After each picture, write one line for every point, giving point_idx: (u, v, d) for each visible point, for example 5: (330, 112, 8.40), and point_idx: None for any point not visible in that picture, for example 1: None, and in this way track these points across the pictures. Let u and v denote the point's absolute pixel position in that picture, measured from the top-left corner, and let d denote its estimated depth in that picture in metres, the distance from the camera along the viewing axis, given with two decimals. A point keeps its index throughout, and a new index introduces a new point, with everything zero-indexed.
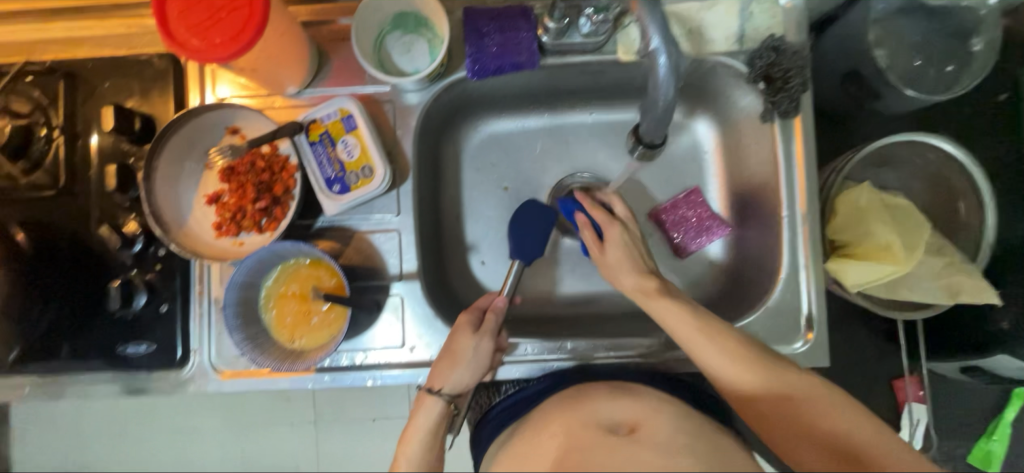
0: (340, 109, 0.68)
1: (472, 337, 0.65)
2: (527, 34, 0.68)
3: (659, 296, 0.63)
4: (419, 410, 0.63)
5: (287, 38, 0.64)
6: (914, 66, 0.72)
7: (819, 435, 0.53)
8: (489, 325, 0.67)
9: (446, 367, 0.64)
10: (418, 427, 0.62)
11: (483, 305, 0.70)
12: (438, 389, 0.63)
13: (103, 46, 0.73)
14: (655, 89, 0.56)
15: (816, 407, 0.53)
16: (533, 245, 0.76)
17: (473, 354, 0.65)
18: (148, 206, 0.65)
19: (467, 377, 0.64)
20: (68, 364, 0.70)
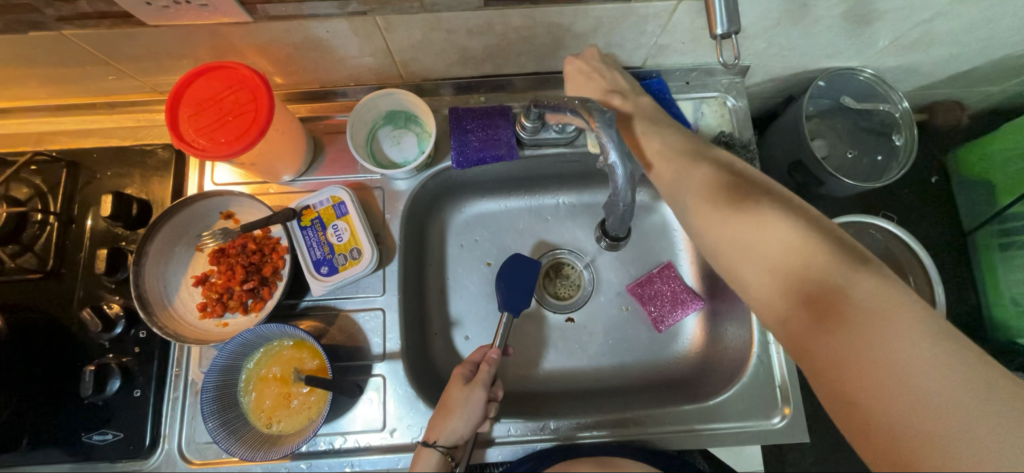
0: (332, 197, 0.73)
1: (463, 389, 0.65)
2: (506, 130, 0.76)
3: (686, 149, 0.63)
4: (416, 465, 0.61)
5: (287, 134, 0.70)
6: (850, 157, 0.84)
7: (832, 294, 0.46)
8: (481, 374, 0.67)
9: (441, 418, 0.63)
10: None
11: (476, 358, 0.70)
12: (434, 441, 0.62)
13: (110, 138, 0.78)
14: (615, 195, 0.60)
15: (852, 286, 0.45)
16: (521, 300, 0.78)
17: (466, 404, 0.64)
18: (135, 288, 0.66)
19: (462, 428, 0.63)
20: (24, 459, 0.65)
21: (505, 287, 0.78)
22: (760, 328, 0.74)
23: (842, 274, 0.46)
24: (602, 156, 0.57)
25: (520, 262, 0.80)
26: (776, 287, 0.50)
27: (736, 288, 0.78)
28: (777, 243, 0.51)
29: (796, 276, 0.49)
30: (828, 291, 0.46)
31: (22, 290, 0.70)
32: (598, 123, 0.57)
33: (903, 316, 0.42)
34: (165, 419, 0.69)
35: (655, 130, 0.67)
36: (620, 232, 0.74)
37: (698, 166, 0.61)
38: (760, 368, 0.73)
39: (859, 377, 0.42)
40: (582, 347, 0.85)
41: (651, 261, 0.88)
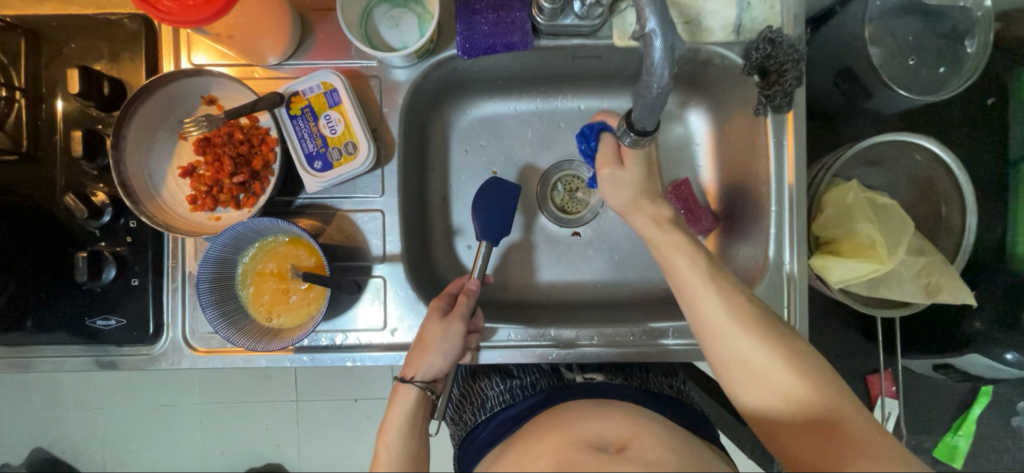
0: (323, 83, 0.65)
1: (441, 323, 0.65)
2: (521, 13, 0.66)
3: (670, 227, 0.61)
4: (396, 400, 0.62)
5: (271, 6, 0.61)
6: (908, 65, 0.73)
7: (800, 419, 0.51)
8: (461, 308, 0.66)
9: (418, 354, 0.63)
10: (394, 424, 0.61)
11: (455, 290, 0.70)
12: (411, 377, 0.62)
13: (69, 5, 0.68)
14: (649, 75, 0.52)
15: (819, 395, 0.51)
16: (503, 225, 0.74)
17: (444, 338, 0.64)
18: (117, 175, 0.62)
19: (440, 362, 0.63)
20: (33, 339, 0.67)
21: (495, 211, 0.74)
22: (778, 248, 0.70)
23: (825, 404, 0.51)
24: (638, 26, 0.51)
25: (501, 185, 0.76)
26: (787, 429, 0.52)
27: (757, 206, 0.73)
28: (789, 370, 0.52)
29: (811, 416, 0.51)
30: (827, 420, 0.50)
31: (2, 173, 0.66)
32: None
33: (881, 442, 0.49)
34: (166, 309, 0.69)
35: (660, 228, 0.62)
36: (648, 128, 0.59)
37: (719, 282, 0.57)
38: (770, 290, 0.70)
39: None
40: (586, 263, 0.83)
41: (669, 177, 0.82)
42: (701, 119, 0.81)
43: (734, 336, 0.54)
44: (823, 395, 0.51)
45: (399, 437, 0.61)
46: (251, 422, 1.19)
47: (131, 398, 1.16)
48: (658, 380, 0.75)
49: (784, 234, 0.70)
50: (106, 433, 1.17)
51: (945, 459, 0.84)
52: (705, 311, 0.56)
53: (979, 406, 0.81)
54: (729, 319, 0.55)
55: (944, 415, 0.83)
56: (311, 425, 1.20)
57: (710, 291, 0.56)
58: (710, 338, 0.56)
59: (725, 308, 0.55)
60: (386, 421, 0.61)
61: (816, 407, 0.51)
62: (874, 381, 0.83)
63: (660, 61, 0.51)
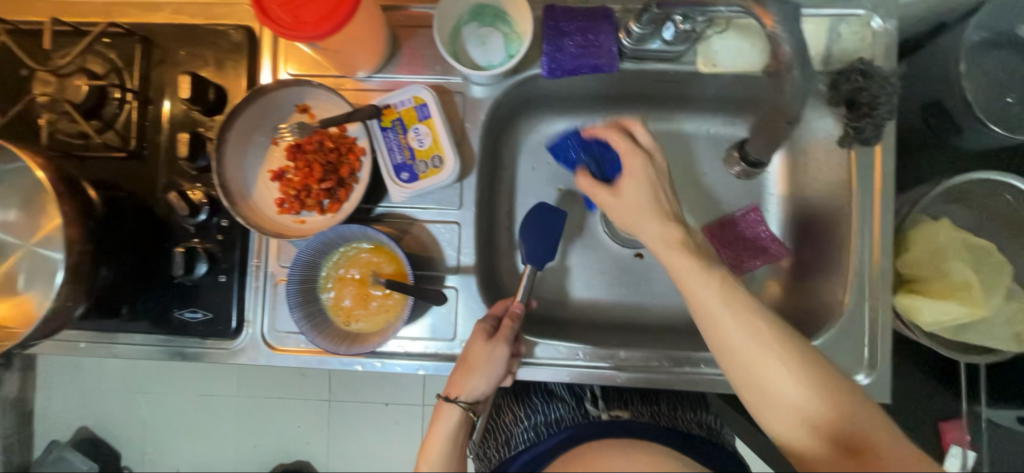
0: (414, 97, 0.68)
1: (487, 345, 0.64)
2: (607, 37, 0.67)
3: (682, 249, 0.55)
4: (437, 420, 0.63)
5: (372, 22, 0.64)
6: (1005, 103, 0.68)
7: (834, 433, 0.47)
8: (505, 331, 0.65)
9: (463, 375, 0.64)
10: (436, 441, 0.62)
11: (498, 312, 0.69)
12: (456, 397, 0.63)
13: (181, 15, 0.73)
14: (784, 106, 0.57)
15: (855, 421, 0.46)
16: (545, 250, 0.73)
17: (489, 361, 0.64)
18: (217, 176, 0.66)
19: (484, 384, 0.64)
20: (126, 327, 0.71)
21: (540, 238, 0.73)
22: (859, 283, 0.68)
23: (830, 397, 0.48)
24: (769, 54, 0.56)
25: (544, 212, 0.75)
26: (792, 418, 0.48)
27: (835, 239, 0.71)
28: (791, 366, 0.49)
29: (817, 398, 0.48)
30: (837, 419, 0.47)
31: (110, 169, 0.70)
32: (774, 18, 0.53)
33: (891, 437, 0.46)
34: (248, 306, 0.72)
35: (661, 222, 0.57)
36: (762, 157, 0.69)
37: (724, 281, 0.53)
38: (851, 327, 0.68)
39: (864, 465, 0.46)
40: (647, 284, 0.84)
41: (739, 203, 0.81)
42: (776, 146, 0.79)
43: (744, 331, 0.51)
44: (825, 383, 0.48)
45: (440, 454, 0.62)
46: (294, 417, 1.22)
47: (181, 389, 1.19)
48: (685, 417, 0.77)
49: (866, 271, 0.68)
50: (156, 420, 1.20)
51: None
52: (714, 312, 0.52)
53: None
54: (733, 320, 0.51)
55: None
56: (342, 427, 1.23)
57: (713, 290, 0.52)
58: (709, 326, 0.52)
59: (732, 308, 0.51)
60: (428, 437, 0.62)
61: (842, 423, 0.46)
62: (948, 428, 0.80)
63: (793, 94, 0.56)
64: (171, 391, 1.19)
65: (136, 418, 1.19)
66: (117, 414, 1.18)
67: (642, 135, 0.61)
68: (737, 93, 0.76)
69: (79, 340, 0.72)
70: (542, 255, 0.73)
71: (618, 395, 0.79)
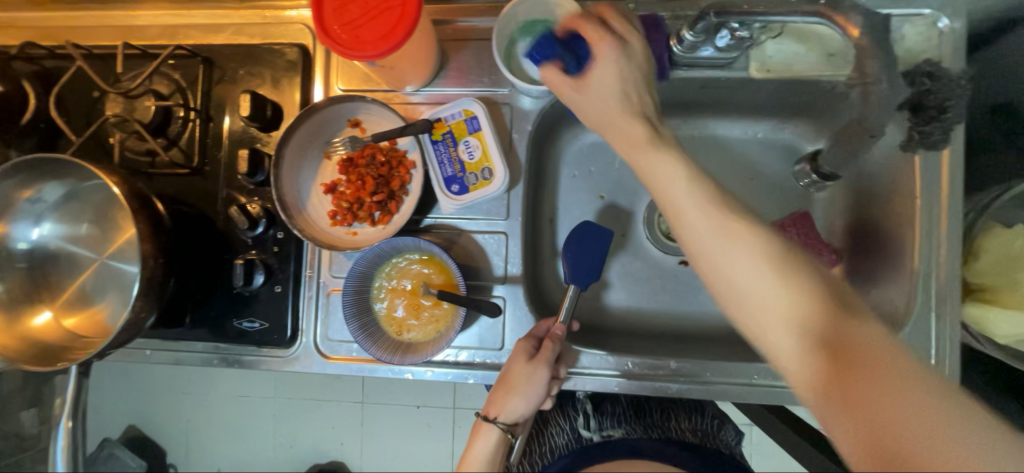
0: (465, 110, 0.69)
1: (528, 366, 0.65)
2: (659, 44, 0.66)
3: (650, 148, 0.52)
4: (477, 437, 0.67)
5: (422, 39, 0.65)
6: None
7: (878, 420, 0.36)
8: (545, 353, 0.65)
9: (502, 395, 0.66)
10: (475, 456, 0.67)
11: (540, 332, 0.69)
12: (494, 417, 0.66)
13: (239, 35, 0.76)
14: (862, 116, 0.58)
15: (906, 391, 0.36)
16: (589, 269, 0.72)
17: (528, 382, 0.65)
18: (275, 191, 0.68)
19: (523, 405, 0.66)
20: (189, 335, 0.74)
21: (585, 255, 0.72)
22: (924, 293, 0.65)
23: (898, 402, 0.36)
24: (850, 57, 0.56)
25: (589, 229, 0.74)
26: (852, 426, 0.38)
27: (892, 247, 0.69)
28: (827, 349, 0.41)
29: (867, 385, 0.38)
30: (885, 430, 0.36)
31: (175, 184, 0.74)
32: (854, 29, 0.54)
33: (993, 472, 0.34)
34: (302, 315, 0.74)
35: (718, 204, 0.48)
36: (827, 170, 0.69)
37: (783, 276, 0.44)
38: (914, 340, 0.65)
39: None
40: (693, 292, 0.83)
41: (788, 210, 0.79)
42: None
43: (803, 308, 0.42)
44: (882, 369, 0.38)
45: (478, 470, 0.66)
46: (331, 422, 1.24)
47: (231, 388, 1.25)
48: (678, 425, 0.89)
49: (932, 281, 0.65)
50: (205, 421, 1.25)
51: None
52: (747, 288, 0.45)
53: None
54: (769, 294, 0.44)
55: None
56: (376, 430, 1.24)
57: (743, 253, 0.45)
58: (712, 270, 0.47)
59: (780, 282, 0.43)
60: (468, 451, 0.67)
61: (871, 387, 0.37)
62: None
63: (879, 107, 0.56)
64: (221, 392, 1.25)
65: (189, 416, 1.25)
66: (174, 413, 1.25)
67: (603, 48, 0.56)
68: (788, 97, 0.74)
69: (145, 347, 0.75)
70: (586, 275, 0.72)
71: (611, 412, 0.90)
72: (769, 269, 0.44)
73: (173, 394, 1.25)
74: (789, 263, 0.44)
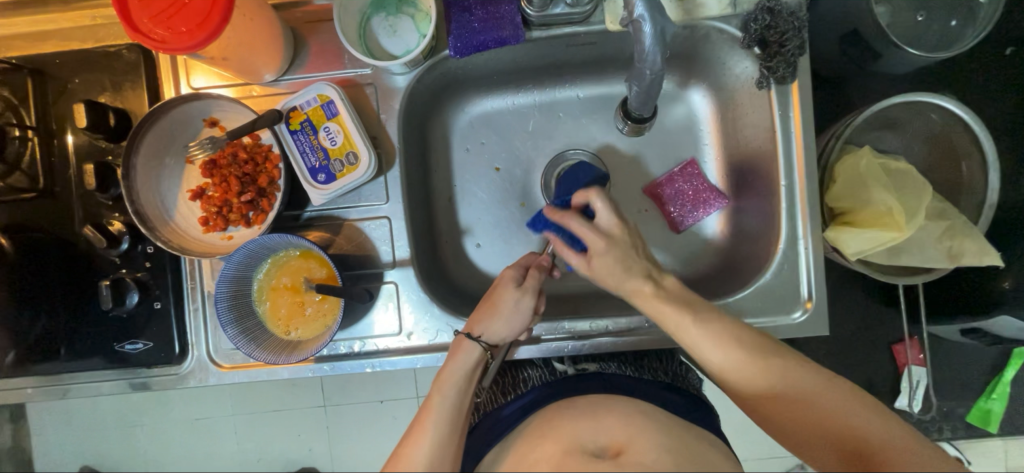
0: (320, 95, 0.66)
1: (515, 292, 0.62)
2: (509, 7, 0.67)
3: (597, 253, 0.58)
4: (455, 354, 0.61)
5: (260, 24, 0.61)
6: (917, 22, 0.72)
7: (829, 437, 0.51)
8: (530, 282, 0.63)
9: (485, 315, 0.62)
10: (452, 373, 0.60)
11: (525, 262, 0.67)
12: (477, 334, 0.62)
13: (70, 40, 0.70)
14: (642, 60, 0.55)
15: (847, 419, 0.51)
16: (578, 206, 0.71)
17: (513, 309, 0.62)
18: (130, 203, 0.64)
19: (505, 330, 0.63)
20: (69, 367, 0.70)
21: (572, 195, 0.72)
22: (789, 222, 0.68)
23: (815, 390, 0.53)
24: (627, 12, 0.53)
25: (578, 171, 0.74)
26: (796, 431, 0.53)
27: (765, 181, 0.71)
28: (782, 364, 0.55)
29: (788, 412, 0.53)
30: (803, 401, 0.53)
31: (24, 210, 0.69)
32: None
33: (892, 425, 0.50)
34: (190, 328, 0.71)
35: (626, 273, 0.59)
36: (644, 113, 0.66)
37: (692, 307, 0.57)
38: (786, 267, 0.68)
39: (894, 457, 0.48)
40: None
41: (673, 159, 0.81)
42: (702, 96, 0.78)
43: (729, 344, 0.56)
44: (805, 392, 0.53)
45: (455, 388, 0.59)
46: (271, 447, 1.15)
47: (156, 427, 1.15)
48: (651, 365, 0.74)
49: (796, 209, 0.68)
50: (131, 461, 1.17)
51: (980, 424, 0.80)
52: (695, 342, 0.57)
53: (1014, 368, 0.78)
54: (705, 341, 0.56)
55: (976, 381, 0.80)
56: None
57: (690, 318, 0.57)
58: (690, 343, 0.57)
59: (697, 327, 0.56)
60: (444, 369, 0.60)
61: (827, 419, 0.51)
62: (900, 351, 0.81)
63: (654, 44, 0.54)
64: (141, 434, 1.15)
65: (111, 462, 1.16)
66: (88, 457, 1.15)
67: (589, 230, 0.58)
68: None
69: (26, 385, 0.71)
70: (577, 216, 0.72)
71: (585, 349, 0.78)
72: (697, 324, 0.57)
73: (89, 440, 1.15)
74: (685, 304, 0.58)
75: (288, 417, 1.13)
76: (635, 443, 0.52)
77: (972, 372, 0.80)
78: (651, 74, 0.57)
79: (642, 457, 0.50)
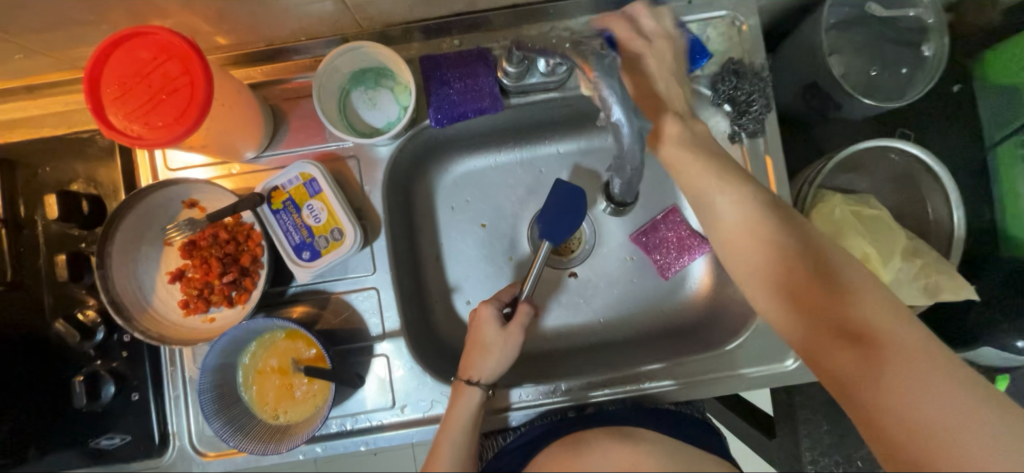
0: (302, 173, 0.66)
1: (500, 331, 0.63)
2: (486, 79, 0.68)
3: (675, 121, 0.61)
4: (457, 401, 0.61)
5: (238, 108, 0.61)
6: (871, 74, 0.76)
7: (837, 308, 0.48)
8: (518, 321, 0.64)
9: (476, 356, 0.63)
10: (460, 409, 0.61)
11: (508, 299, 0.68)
12: (474, 378, 0.62)
13: (41, 127, 0.69)
14: (623, 154, 0.54)
15: (868, 309, 0.48)
16: (567, 225, 0.69)
17: (502, 344, 0.63)
18: (105, 295, 0.62)
19: (497, 365, 0.63)
20: (39, 467, 0.66)
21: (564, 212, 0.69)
22: None
23: (871, 311, 0.48)
24: (604, 115, 0.51)
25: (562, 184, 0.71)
26: (798, 291, 0.51)
27: None
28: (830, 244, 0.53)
29: (801, 275, 0.51)
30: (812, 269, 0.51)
31: None
32: (596, 72, 0.50)
33: (917, 337, 0.46)
34: (170, 417, 0.68)
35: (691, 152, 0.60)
36: (626, 197, 0.67)
37: (744, 203, 0.55)
38: None
39: (924, 449, 0.43)
40: (587, 302, 0.81)
41: (655, 207, 0.82)
42: None
43: (735, 214, 0.55)
44: (825, 262, 0.51)
45: (461, 433, 0.59)
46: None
47: None
48: None
49: None
50: None
51: None
52: (713, 206, 0.57)
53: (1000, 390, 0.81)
54: (732, 210, 0.56)
55: None
56: None
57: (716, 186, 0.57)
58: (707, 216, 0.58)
59: (733, 216, 0.55)
60: (449, 416, 0.61)
61: (849, 295, 0.49)
62: None
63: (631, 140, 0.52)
64: None
65: None
66: None
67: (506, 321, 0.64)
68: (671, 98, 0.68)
69: None
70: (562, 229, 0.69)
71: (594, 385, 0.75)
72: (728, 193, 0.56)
73: None
74: None
75: None
76: (642, 471, 0.51)
77: None
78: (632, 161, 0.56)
79: None
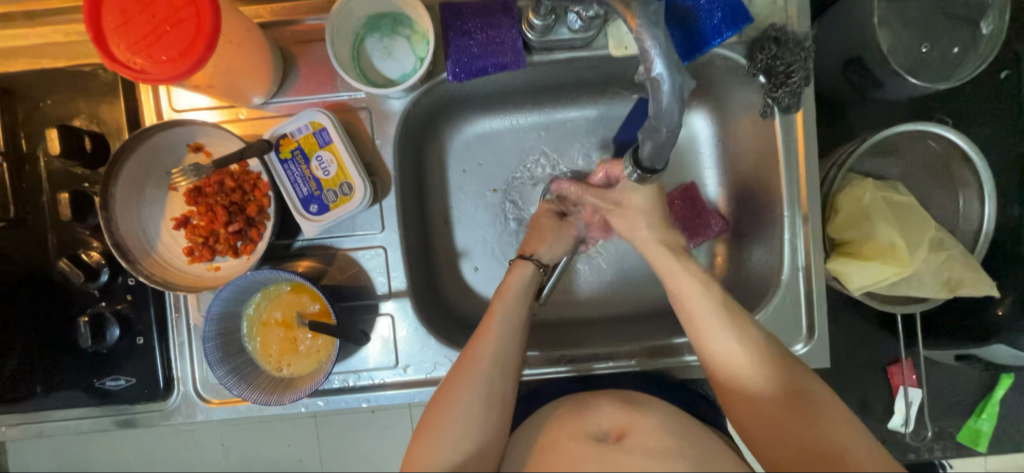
0: (311, 123, 0.64)
1: (557, 222, 0.74)
2: (510, 31, 0.64)
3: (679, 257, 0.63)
4: (514, 272, 0.67)
5: (248, 48, 0.58)
6: (920, 52, 0.71)
7: (816, 441, 0.48)
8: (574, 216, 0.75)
9: (536, 240, 0.71)
10: (511, 286, 0.65)
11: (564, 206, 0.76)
12: (529, 256, 0.70)
13: (42, 58, 0.66)
14: (659, 117, 0.50)
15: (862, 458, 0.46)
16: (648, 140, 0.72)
17: (557, 231, 0.73)
18: (108, 236, 0.60)
19: (553, 251, 0.72)
20: (47, 403, 0.67)
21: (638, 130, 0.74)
22: (792, 252, 0.67)
23: (851, 438, 0.48)
24: (644, 69, 0.50)
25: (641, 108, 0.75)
26: (780, 439, 0.50)
27: (770, 208, 0.70)
28: (797, 370, 0.54)
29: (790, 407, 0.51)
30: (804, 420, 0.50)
31: None
32: (639, 22, 0.48)
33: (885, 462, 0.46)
34: (174, 362, 0.68)
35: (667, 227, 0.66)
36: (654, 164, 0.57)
37: (732, 313, 0.57)
38: (788, 297, 0.67)
39: None
40: (596, 275, 0.79)
41: (676, 181, 0.79)
42: (705, 120, 0.77)
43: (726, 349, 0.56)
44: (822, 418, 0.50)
45: (516, 301, 0.64)
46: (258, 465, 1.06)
47: None
48: None
49: (798, 240, 0.67)
50: None
51: (968, 443, 0.78)
52: (705, 313, 0.58)
53: (1002, 389, 0.78)
54: (733, 357, 0.55)
55: (967, 400, 0.79)
56: None
57: (735, 338, 0.55)
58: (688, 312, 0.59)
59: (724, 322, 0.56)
60: (504, 284, 0.66)
61: (821, 419, 0.49)
62: (895, 372, 0.79)
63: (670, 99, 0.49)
64: None
65: None
66: None
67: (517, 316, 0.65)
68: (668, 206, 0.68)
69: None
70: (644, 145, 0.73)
71: None
72: (744, 345, 0.55)
73: None
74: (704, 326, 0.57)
75: (273, 432, 1.04)
76: (637, 428, 0.51)
77: (964, 393, 0.79)
78: (666, 128, 0.52)
79: (645, 440, 0.49)
